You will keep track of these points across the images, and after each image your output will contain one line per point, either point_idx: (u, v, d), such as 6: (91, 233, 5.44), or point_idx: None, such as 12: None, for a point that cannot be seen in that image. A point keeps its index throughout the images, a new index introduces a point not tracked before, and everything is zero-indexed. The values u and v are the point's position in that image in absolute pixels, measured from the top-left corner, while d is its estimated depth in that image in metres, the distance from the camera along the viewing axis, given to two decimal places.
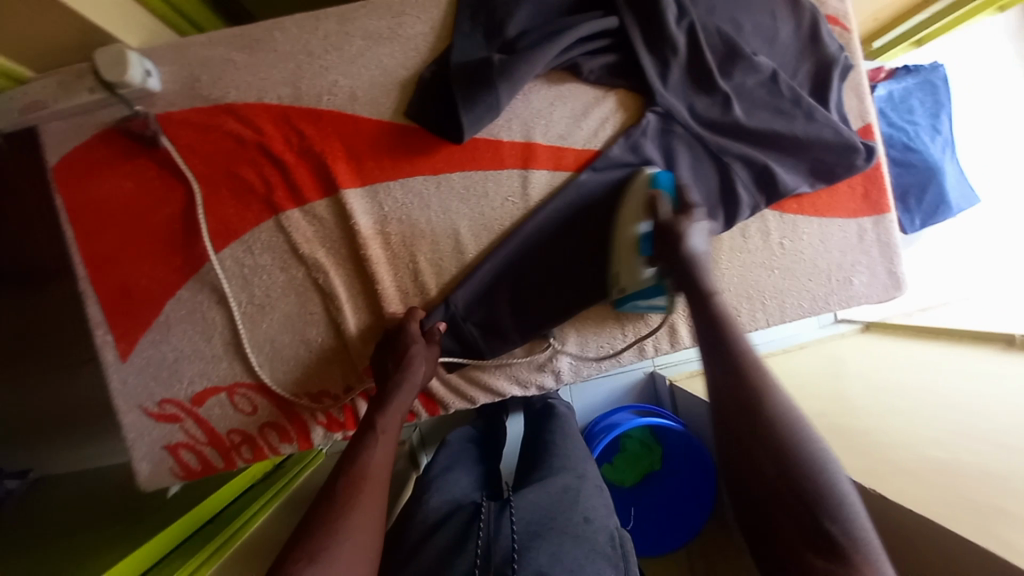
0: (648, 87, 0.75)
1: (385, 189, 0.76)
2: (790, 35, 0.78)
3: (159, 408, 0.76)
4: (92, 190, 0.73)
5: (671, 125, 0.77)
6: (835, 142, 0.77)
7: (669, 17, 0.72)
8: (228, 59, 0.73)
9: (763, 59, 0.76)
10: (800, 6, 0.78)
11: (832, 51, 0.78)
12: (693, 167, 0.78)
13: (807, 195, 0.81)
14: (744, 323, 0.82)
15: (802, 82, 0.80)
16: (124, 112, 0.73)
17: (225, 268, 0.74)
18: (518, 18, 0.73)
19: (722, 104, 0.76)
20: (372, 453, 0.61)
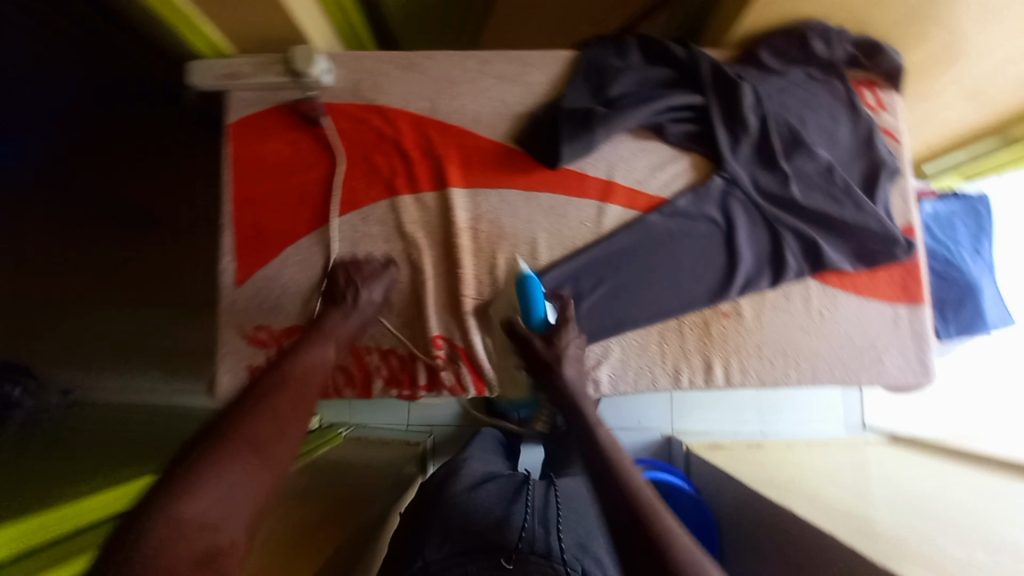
0: (720, 156, 0.89)
1: (484, 194, 0.90)
2: (848, 138, 0.92)
3: (254, 331, 0.88)
4: (257, 148, 0.90)
5: (734, 190, 0.89)
6: (879, 232, 0.87)
7: (747, 104, 0.87)
8: (388, 73, 0.92)
9: (822, 152, 0.89)
10: (859, 116, 0.92)
11: (884, 156, 0.91)
12: (749, 229, 0.89)
13: (850, 273, 0.90)
14: (777, 377, 0.89)
15: (854, 178, 0.92)
16: (299, 95, 0.91)
17: (341, 230, 0.88)
18: (621, 83, 0.90)
19: (782, 181, 0.88)
20: (303, 360, 0.71)
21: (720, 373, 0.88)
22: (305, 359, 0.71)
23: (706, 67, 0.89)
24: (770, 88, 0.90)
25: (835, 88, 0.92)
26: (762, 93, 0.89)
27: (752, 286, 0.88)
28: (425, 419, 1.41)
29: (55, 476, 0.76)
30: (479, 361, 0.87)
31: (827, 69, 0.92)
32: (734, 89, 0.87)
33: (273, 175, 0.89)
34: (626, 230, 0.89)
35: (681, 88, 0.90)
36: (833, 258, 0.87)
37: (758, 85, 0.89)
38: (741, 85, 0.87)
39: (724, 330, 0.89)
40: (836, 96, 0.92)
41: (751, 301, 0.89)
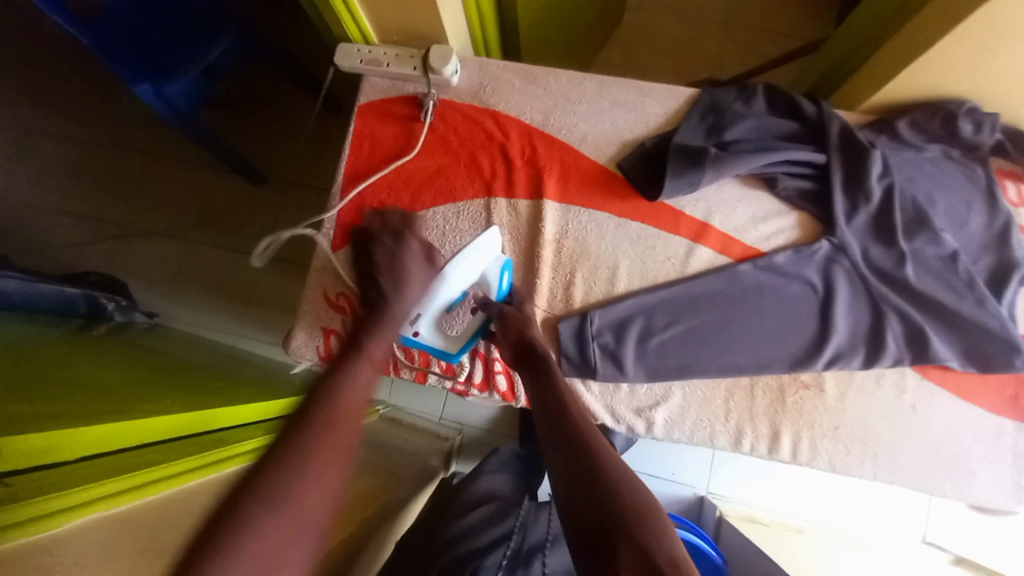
0: (831, 219, 0.84)
1: (576, 211, 0.91)
2: (980, 228, 0.84)
3: (335, 296, 0.92)
4: (377, 131, 0.97)
5: (839, 258, 0.84)
6: (999, 335, 0.79)
7: (872, 172, 0.82)
8: (509, 82, 0.97)
9: (948, 237, 0.82)
10: (997, 207, 0.84)
11: (1020, 256, 0.82)
12: (849, 301, 0.84)
13: (955, 372, 0.81)
14: (849, 466, 0.82)
15: (979, 271, 0.84)
16: (425, 89, 0.98)
17: (434, 219, 0.92)
18: (738, 129, 0.88)
19: (896, 259, 0.82)
20: (351, 380, 0.60)
21: (786, 446, 0.83)
22: (354, 379, 0.60)
23: (834, 127, 0.85)
24: (901, 160, 0.85)
25: (975, 173, 0.86)
26: (891, 163, 0.84)
27: (841, 362, 0.82)
28: (457, 417, 1.42)
29: (147, 385, 0.81)
30: None
31: (968, 151, 0.86)
32: (861, 154, 0.83)
33: (386, 158, 0.96)
34: (712, 276, 0.87)
35: (802, 144, 0.87)
36: (941, 352, 0.80)
37: (889, 154, 0.85)
38: (870, 151, 0.83)
39: (800, 401, 0.83)
40: (973, 181, 0.85)
41: (837, 377, 0.83)
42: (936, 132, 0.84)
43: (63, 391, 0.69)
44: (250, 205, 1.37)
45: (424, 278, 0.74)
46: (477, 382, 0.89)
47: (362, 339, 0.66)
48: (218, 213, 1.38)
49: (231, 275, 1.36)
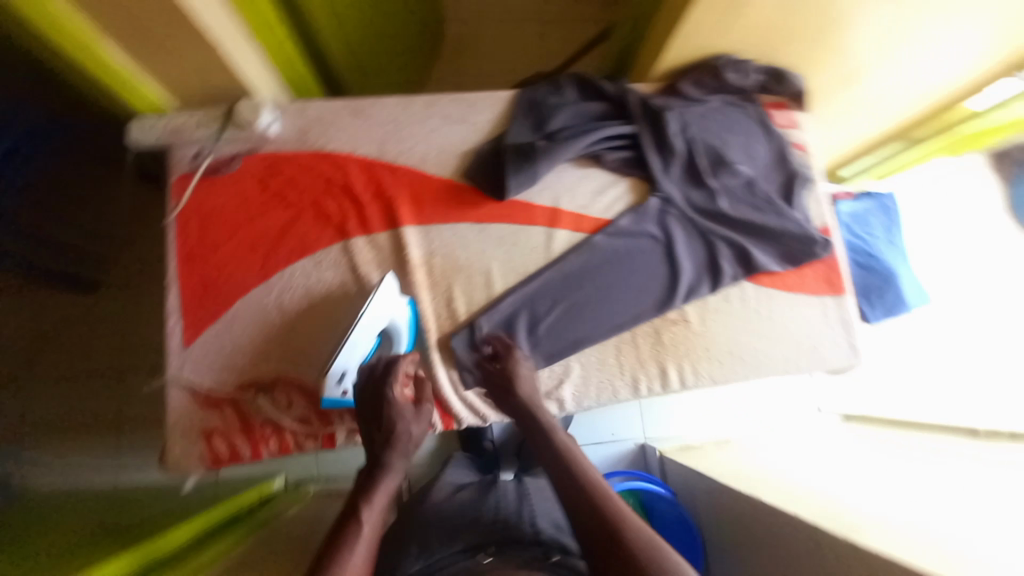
0: (653, 177, 0.97)
1: (437, 229, 0.93)
2: (765, 153, 1.01)
3: (205, 394, 0.85)
4: (203, 204, 0.89)
5: (669, 208, 0.97)
6: (799, 235, 0.96)
7: (672, 131, 0.95)
8: (335, 121, 0.93)
9: (743, 168, 0.98)
10: (772, 133, 1.02)
11: (797, 168, 1.01)
12: (686, 242, 0.97)
13: (779, 273, 0.97)
14: (726, 376, 0.94)
15: (774, 188, 1.00)
16: (245, 146, 0.90)
17: (295, 277, 0.88)
18: (558, 118, 0.96)
19: (710, 196, 0.97)
20: (354, 549, 0.58)
21: (674, 377, 0.93)
22: (357, 545, 0.59)
23: (633, 99, 0.97)
24: (693, 114, 0.98)
25: (749, 110, 1.02)
26: (686, 119, 0.98)
27: (695, 293, 0.95)
28: None
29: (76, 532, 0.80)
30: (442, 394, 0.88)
31: (741, 93, 1.01)
32: (659, 119, 0.95)
33: (222, 230, 0.89)
34: (572, 253, 0.95)
35: (612, 120, 0.97)
36: (762, 261, 0.95)
37: (682, 112, 0.98)
38: (665, 114, 0.95)
39: (674, 337, 0.95)
40: (750, 117, 1.02)
41: (696, 306, 0.96)
42: (710, 87, 0.99)
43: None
44: (89, 317, 1.20)
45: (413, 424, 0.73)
46: None
47: (358, 503, 0.64)
48: (50, 337, 1.18)
49: (87, 401, 1.17)
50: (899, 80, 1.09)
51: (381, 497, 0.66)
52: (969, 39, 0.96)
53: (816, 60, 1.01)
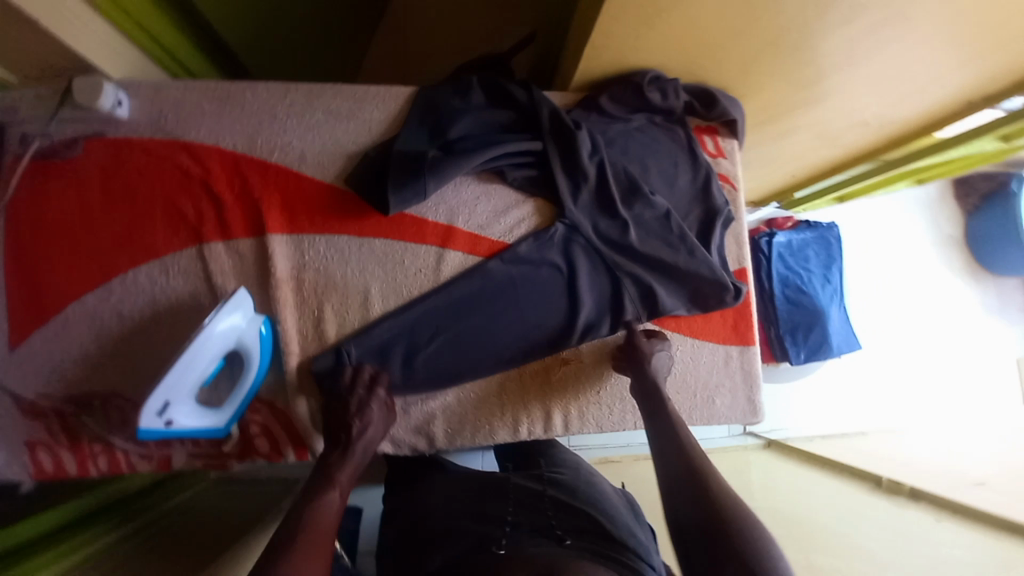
0: (561, 202, 0.87)
1: (310, 240, 0.83)
2: (687, 183, 0.93)
3: (30, 404, 0.76)
4: (32, 190, 0.78)
5: (575, 237, 0.88)
6: (711, 278, 0.88)
7: (582, 152, 0.85)
8: (197, 106, 0.82)
9: (659, 199, 0.89)
10: (698, 161, 0.93)
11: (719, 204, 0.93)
12: (591, 275, 0.88)
13: (684, 316, 0.91)
14: (613, 422, 0.90)
15: (691, 223, 0.93)
16: (88, 128, 0.79)
17: (138, 283, 0.79)
18: (460, 125, 0.85)
19: (621, 228, 0.87)
20: (325, 504, 0.65)
21: (559, 423, 0.89)
22: (327, 503, 0.65)
23: (543, 111, 0.86)
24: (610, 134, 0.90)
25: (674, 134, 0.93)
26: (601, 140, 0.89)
27: (592, 334, 0.88)
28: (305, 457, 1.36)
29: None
30: (299, 425, 0.82)
31: (667, 114, 0.92)
32: (571, 136, 0.85)
33: (54, 223, 0.78)
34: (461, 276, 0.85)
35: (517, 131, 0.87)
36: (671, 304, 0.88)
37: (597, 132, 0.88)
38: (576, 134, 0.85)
39: (564, 378, 0.89)
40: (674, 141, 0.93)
41: (592, 347, 0.90)
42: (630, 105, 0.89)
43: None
44: None
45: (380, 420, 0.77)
46: (234, 453, 0.81)
47: (331, 469, 0.70)
48: None
49: None
50: (839, 107, 1.01)
51: (348, 469, 0.71)
52: (910, 73, 0.88)
53: (748, 80, 0.93)
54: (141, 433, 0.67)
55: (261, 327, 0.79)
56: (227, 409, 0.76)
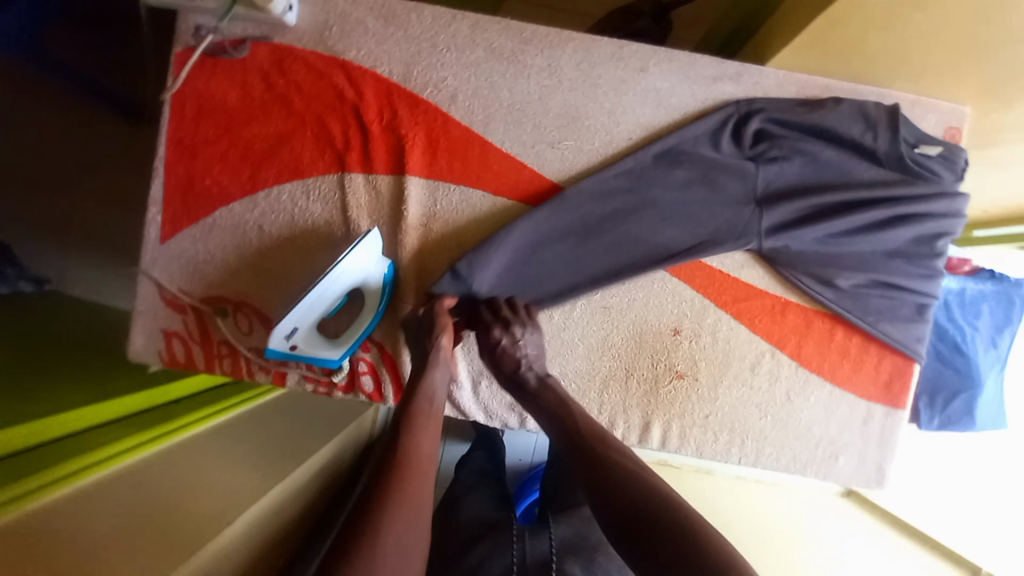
0: (748, 121, 0.75)
1: (445, 188, 0.79)
2: (881, 250, 0.77)
3: (173, 296, 0.82)
4: (202, 90, 0.79)
5: (725, 127, 0.76)
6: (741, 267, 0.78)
7: (859, 135, 0.73)
8: (361, 22, 0.78)
9: (847, 220, 0.74)
10: (919, 256, 0.77)
11: (922, 291, 0.77)
12: (673, 195, 0.78)
13: (791, 340, 0.80)
14: (716, 452, 0.81)
15: (839, 255, 0.77)
16: (258, 32, 0.78)
17: (280, 199, 0.79)
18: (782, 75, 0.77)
19: (763, 170, 0.76)
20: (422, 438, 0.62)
21: (656, 435, 0.81)
22: (420, 436, 0.62)
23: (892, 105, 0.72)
24: (833, 184, 0.76)
25: (927, 236, 0.76)
26: (817, 187, 0.76)
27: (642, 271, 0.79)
28: None
29: (115, 363, 0.96)
30: (403, 371, 0.81)
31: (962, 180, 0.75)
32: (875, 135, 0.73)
33: (217, 128, 0.79)
34: (613, 280, 0.78)
35: (739, 103, 0.76)
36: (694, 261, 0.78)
37: (804, 185, 0.76)
38: (763, 167, 0.76)
39: (673, 391, 0.81)
40: (925, 221, 0.74)
41: (711, 366, 0.80)
42: (885, 145, 0.73)
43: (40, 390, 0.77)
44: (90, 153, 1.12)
45: (533, 331, 0.75)
46: (341, 384, 0.82)
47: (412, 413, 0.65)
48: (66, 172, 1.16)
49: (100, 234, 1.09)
50: None
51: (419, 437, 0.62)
52: None
53: (1007, 86, 0.73)
54: (269, 351, 0.71)
55: (385, 271, 0.77)
56: (343, 342, 0.77)
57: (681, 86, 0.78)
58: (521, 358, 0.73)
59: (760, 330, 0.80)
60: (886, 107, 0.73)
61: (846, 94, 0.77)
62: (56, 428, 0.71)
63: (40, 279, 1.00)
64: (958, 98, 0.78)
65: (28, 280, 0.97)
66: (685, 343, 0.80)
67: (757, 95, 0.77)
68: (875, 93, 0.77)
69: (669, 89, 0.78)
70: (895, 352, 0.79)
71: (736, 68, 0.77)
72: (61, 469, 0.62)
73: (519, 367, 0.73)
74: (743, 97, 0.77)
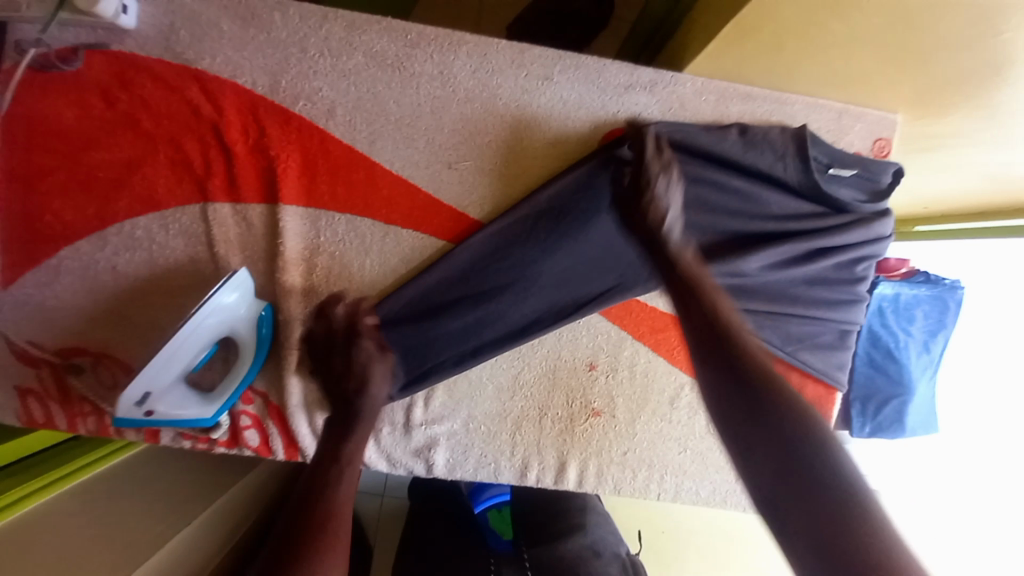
0: None
1: (328, 217, 0.70)
2: (805, 283, 0.72)
3: (23, 349, 0.71)
4: (29, 109, 0.66)
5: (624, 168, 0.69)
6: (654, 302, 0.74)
7: (773, 167, 0.68)
8: (215, 24, 0.66)
9: (766, 258, 0.69)
10: (844, 284, 0.72)
11: (842, 318, 0.73)
12: (574, 238, 0.72)
13: None
14: (635, 488, 0.77)
15: (766, 296, 0.72)
16: (92, 39, 0.66)
17: (136, 236, 0.69)
18: (697, 84, 0.70)
19: None
20: (346, 484, 0.55)
21: (573, 475, 0.76)
22: (346, 481, 0.55)
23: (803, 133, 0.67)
24: (744, 232, 0.71)
25: (850, 263, 0.71)
26: (722, 230, 0.71)
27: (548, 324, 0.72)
28: None
29: None
30: (292, 422, 0.73)
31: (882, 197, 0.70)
32: (789, 164, 0.68)
33: (53, 154, 0.68)
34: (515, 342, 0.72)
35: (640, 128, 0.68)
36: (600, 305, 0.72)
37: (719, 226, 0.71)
38: None
39: (590, 429, 0.75)
40: (847, 248, 0.70)
41: (629, 402, 0.75)
42: (794, 177, 0.68)
43: None
44: None
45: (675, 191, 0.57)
46: (223, 440, 0.73)
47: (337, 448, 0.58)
48: None
49: None
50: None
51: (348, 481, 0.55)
52: None
53: (932, 94, 0.68)
54: (119, 418, 0.62)
55: (260, 314, 0.68)
56: (216, 399, 0.68)
57: (588, 96, 0.70)
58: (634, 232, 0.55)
59: (680, 362, 0.75)
60: (790, 133, 0.67)
61: (768, 103, 0.71)
62: None
63: None
64: (886, 107, 0.72)
65: None
66: (602, 378, 0.75)
67: (673, 105, 0.70)
68: (798, 103, 0.71)
69: (576, 99, 0.70)
70: (818, 380, 0.75)
71: (649, 75, 0.69)
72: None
73: (665, 229, 0.54)
74: (657, 107, 0.70)
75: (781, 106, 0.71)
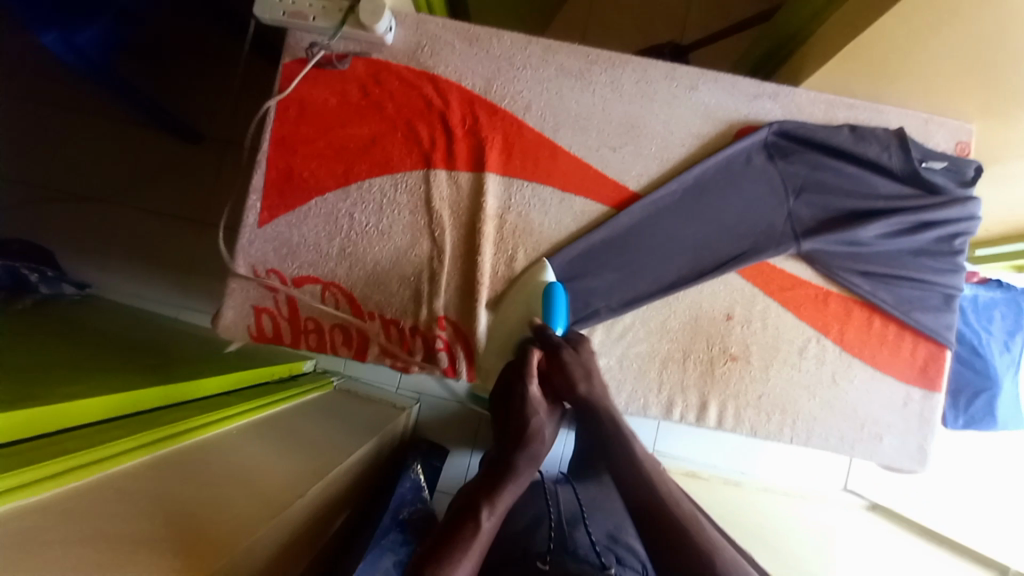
0: (777, 150, 0.88)
1: (519, 184, 0.89)
2: (910, 251, 0.86)
3: (266, 274, 0.89)
4: (306, 95, 0.89)
5: (756, 155, 0.88)
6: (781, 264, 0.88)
7: (879, 156, 0.85)
8: (450, 43, 0.90)
9: (877, 228, 0.84)
10: (943, 253, 0.86)
11: (946, 282, 0.86)
12: (715, 209, 0.88)
13: (834, 327, 0.87)
14: (770, 431, 0.87)
15: (876, 260, 0.86)
16: (357, 49, 0.89)
17: (372, 192, 0.88)
18: (810, 95, 0.89)
19: (795, 192, 0.87)
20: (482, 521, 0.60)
21: (713, 414, 0.87)
22: (488, 521, 0.61)
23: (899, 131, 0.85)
24: (857, 208, 0.87)
25: (948, 236, 0.86)
26: (840, 207, 0.87)
27: (696, 278, 0.86)
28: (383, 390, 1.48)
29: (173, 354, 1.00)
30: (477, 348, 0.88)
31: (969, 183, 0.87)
32: (892, 155, 0.85)
33: (317, 127, 0.89)
34: (666, 291, 0.86)
35: (771, 125, 0.87)
36: (738, 261, 0.86)
37: (837, 202, 0.87)
38: (790, 194, 0.87)
39: (728, 372, 0.87)
40: (945, 222, 0.85)
41: (761, 349, 0.87)
42: (897, 163, 0.85)
43: (104, 373, 0.80)
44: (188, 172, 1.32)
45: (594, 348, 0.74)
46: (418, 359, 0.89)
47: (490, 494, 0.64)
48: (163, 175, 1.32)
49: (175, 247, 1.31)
50: None
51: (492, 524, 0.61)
52: None
53: (1005, 108, 0.85)
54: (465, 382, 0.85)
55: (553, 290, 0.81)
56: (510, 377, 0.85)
57: (725, 101, 0.90)
58: (589, 371, 0.71)
59: (806, 317, 0.87)
60: (892, 132, 0.85)
61: (869, 111, 0.89)
62: (108, 409, 0.72)
63: (82, 284, 1.23)
64: (963, 117, 0.90)
65: (72, 284, 1.19)
66: (737, 327, 0.88)
67: (793, 110, 0.89)
68: (894, 111, 0.90)
69: (716, 104, 0.90)
70: (929, 339, 0.87)
71: (773, 88, 0.89)
72: (75, 461, 0.57)
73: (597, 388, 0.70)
74: (780, 112, 0.89)
75: (877, 115, 0.90)
